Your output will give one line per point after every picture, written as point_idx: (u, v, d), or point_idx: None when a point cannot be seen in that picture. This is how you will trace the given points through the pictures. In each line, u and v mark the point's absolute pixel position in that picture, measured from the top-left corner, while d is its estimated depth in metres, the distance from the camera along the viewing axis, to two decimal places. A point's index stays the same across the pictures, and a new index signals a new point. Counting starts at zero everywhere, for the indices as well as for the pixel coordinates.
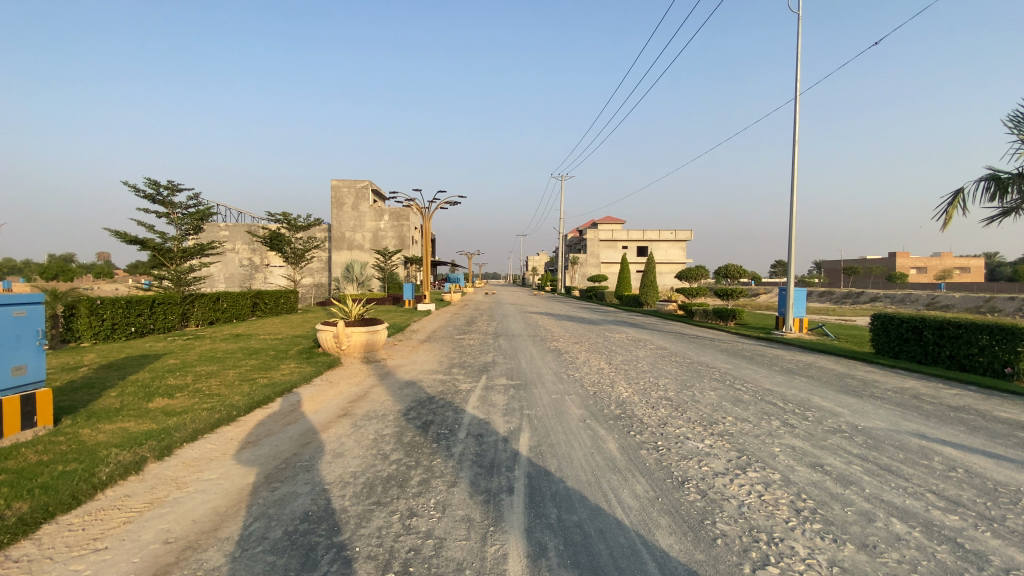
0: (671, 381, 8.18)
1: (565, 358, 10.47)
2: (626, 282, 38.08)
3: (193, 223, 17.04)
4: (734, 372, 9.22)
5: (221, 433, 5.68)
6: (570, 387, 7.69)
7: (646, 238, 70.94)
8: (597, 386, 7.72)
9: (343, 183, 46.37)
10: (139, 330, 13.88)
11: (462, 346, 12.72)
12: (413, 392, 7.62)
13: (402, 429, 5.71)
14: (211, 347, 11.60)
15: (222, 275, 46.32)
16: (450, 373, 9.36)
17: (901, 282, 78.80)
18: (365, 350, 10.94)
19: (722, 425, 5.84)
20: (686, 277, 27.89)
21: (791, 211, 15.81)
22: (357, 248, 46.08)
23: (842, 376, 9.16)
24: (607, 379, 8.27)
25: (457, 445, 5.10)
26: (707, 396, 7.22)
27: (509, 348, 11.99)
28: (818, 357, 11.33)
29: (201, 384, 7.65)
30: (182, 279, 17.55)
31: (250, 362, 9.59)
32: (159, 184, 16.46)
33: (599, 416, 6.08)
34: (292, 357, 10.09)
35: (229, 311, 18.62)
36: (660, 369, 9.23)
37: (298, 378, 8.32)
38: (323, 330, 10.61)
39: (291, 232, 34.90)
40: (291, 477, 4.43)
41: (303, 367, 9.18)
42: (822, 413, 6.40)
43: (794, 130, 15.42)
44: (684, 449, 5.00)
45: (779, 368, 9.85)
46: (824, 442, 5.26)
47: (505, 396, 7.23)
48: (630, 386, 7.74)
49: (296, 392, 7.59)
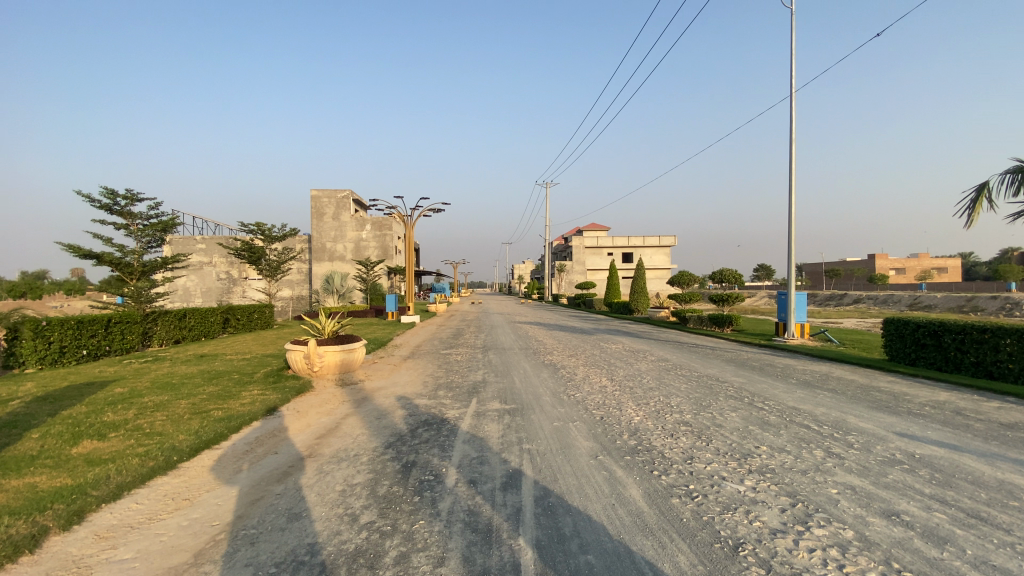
0: (685, 400, 7.28)
1: (562, 374, 9.54)
2: (615, 289, 37.38)
3: (156, 235, 15.69)
4: (750, 387, 8.31)
5: (153, 487, 4.61)
6: (573, 412, 6.72)
7: (632, 244, 70.75)
8: (603, 409, 6.79)
9: (324, 194, 45.25)
10: (93, 354, 12.59)
11: (448, 363, 11.71)
12: (392, 422, 6.59)
13: (378, 475, 4.69)
14: (168, 372, 10.41)
15: (198, 290, 44.67)
16: (435, 396, 8.32)
17: (881, 283, 79.94)
18: (340, 371, 9.87)
19: (758, 458, 4.94)
20: (677, 282, 27.27)
21: (789, 212, 15.16)
22: (339, 259, 44.75)
23: (868, 389, 8.34)
24: (613, 400, 7.31)
25: (445, 499, 4.10)
26: (730, 419, 6.31)
27: (499, 365, 10.99)
28: (832, 366, 10.53)
29: (144, 420, 6.52)
30: (146, 296, 16.18)
31: (208, 389, 8.45)
32: (117, 194, 15.18)
33: (612, 450, 5.14)
34: (257, 382, 8.98)
35: (196, 329, 17.30)
36: (669, 386, 8.31)
37: (260, 409, 7.25)
38: (292, 351, 9.51)
39: (268, 243, 33.56)
40: (228, 556, 3.38)
41: (268, 395, 8.08)
42: (867, 438, 5.55)
43: (792, 127, 14.79)
44: (724, 495, 4.09)
45: (797, 380, 9.00)
46: (885, 480, 4.40)
47: (499, 425, 6.26)
48: (640, 409, 6.82)
49: (256, 427, 6.52)
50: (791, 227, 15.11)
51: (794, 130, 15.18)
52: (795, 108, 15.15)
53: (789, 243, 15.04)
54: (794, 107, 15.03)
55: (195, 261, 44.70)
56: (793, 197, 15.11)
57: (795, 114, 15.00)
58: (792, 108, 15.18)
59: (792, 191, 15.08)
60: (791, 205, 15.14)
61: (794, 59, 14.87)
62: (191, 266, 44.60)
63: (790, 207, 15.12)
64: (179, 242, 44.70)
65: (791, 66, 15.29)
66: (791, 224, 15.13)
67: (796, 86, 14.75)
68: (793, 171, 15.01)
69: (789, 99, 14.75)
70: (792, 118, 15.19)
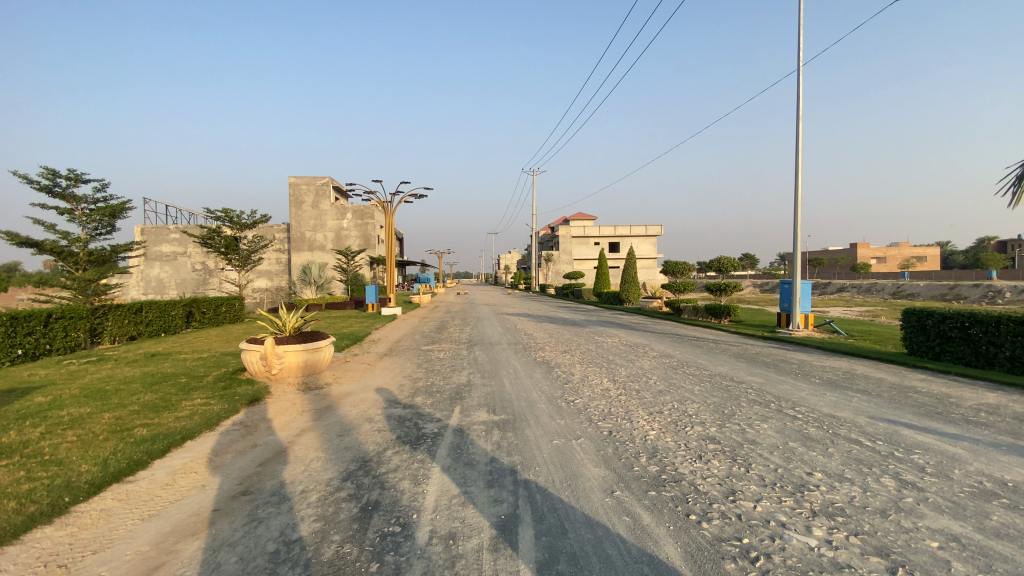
0: (704, 407, 6.22)
1: (557, 374, 8.44)
2: (604, 278, 36.44)
3: (104, 221, 14.15)
4: (773, 389, 7.28)
5: (20, 551, 3.40)
6: (575, 425, 5.61)
7: (618, 233, 70.00)
8: (611, 421, 5.70)
9: (302, 180, 43.48)
10: (30, 354, 11.15)
11: (429, 361, 10.54)
12: (357, 441, 5.41)
13: (328, 526, 3.53)
14: (107, 375, 9.07)
15: (173, 281, 42.88)
16: (412, 403, 7.16)
17: (864, 271, 80.51)
18: (304, 374, 8.64)
19: (817, 493, 3.90)
20: (669, 271, 26.36)
21: (794, 197, 14.20)
22: (318, 249, 43.10)
23: (904, 390, 7.37)
24: (622, 408, 6.22)
25: (415, 567, 2.97)
26: (766, 434, 5.25)
27: (486, 363, 9.85)
28: (851, 362, 9.60)
29: (45, 443, 5.25)
30: (96, 288, 14.70)
31: (143, 398, 7.17)
32: (58, 174, 13.60)
33: (632, 483, 4.04)
34: (203, 389, 7.71)
35: (155, 324, 15.82)
36: (681, 388, 7.25)
37: (199, 423, 6.05)
38: (247, 352, 8.26)
39: (238, 231, 31.95)
40: None
41: (212, 404, 6.85)
42: (939, 462, 4.52)
43: (798, 104, 13.74)
44: (795, 555, 3.02)
45: (821, 380, 8.00)
46: (994, 524, 3.37)
47: (489, 443, 5.13)
48: (655, 420, 5.74)
49: (189, 450, 5.30)
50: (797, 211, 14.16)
51: (800, 108, 14.12)
52: (801, 83, 14.04)
53: (795, 228, 14.07)
54: (801, 82, 13.91)
55: (169, 252, 42.77)
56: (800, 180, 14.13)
57: (802, 90, 13.95)
58: (799, 83, 14.07)
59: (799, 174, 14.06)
60: (797, 188, 14.19)
61: (801, 31, 13.97)
62: (164, 257, 42.67)
63: (796, 190, 14.17)
64: (151, 232, 42.70)
65: (799, 37, 14.26)
66: (795, 208, 14.19)
67: (803, 60, 13.82)
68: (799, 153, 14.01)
69: (797, 73, 13.79)
70: (798, 93, 14.11)
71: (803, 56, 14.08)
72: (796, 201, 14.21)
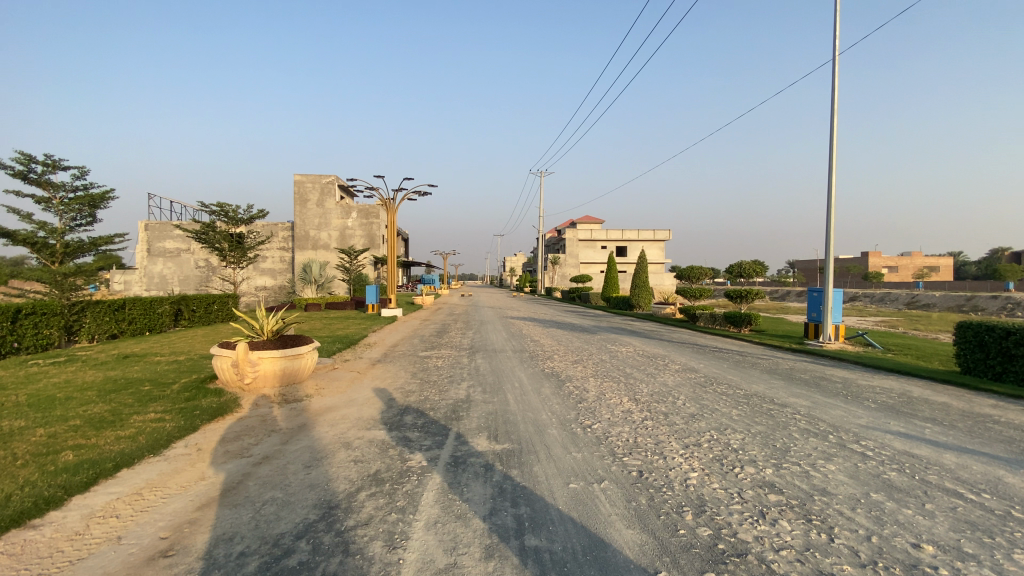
0: (752, 440, 5.14)
1: (569, 391, 7.38)
2: (613, 284, 35.36)
3: (84, 210, 13.26)
4: (825, 416, 6.18)
5: None
6: (595, 461, 4.56)
7: (627, 237, 68.96)
8: (640, 457, 4.64)
9: (308, 178, 42.73)
10: None
11: (426, 370, 9.52)
12: (327, 476, 4.37)
13: None
14: (66, 380, 8.05)
15: (175, 277, 42.12)
16: (400, 422, 6.13)
17: (876, 280, 79.08)
18: (282, 383, 7.66)
19: None
20: (683, 276, 25.20)
21: (827, 199, 13.04)
22: (323, 249, 42.30)
23: (979, 419, 6.24)
24: (651, 438, 5.15)
25: None
26: (838, 482, 4.18)
27: (489, 374, 8.80)
28: (902, 382, 8.48)
29: None
30: (71, 282, 13.64)
31: (91, 409, 6.13)
32: (32, 159, 12.71)
33: (683, 559, 2.98)
34: (163, 400, 6.68)
35: (139, 321, 14.88)
36: (717, 412, 6.18)
37: (143, 444, 5.02)
38: (217, 357, 7.29)
39: (234, 226, 31.07)
40: None
41: (165, 419, 5.83)
42: None
43: (833, 96, 12.57)
44: None
45: (876, 405, 6.90)
46: None
47: (490, 484, 4.09)
48: (694, 457, 4.67)
49: (118, 484, 4.24)
50: (831, 213, 13.05)
51: (835, 102, 12.99)
52: (837, 73, 12.86)
53: (829, 231, 12.96)
54: (837, 73, 12.72)
55: (172, 248, 42.10)
56: (833, 180, 12.97)
57: (838, 82, 12.91)
58: (833, 74, 12.87)
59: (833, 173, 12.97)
60: (831, 189, 13.04)
61: (838, 18, 12.94)
62: (167, 253, 41.95)
63: (832, 190, 13.04)
64: (155, 228, 42.06)
65: (835, 26, 13.24)
66: (828, 212, 13.06)
67: (839, 49, 12.81)
68: (833, 150, 12.88)
69: (832, 63, 12.79)
70: (832, 85, 12.94)
71: (840, 45, 12.89)
72: (830, 202, 13.04)
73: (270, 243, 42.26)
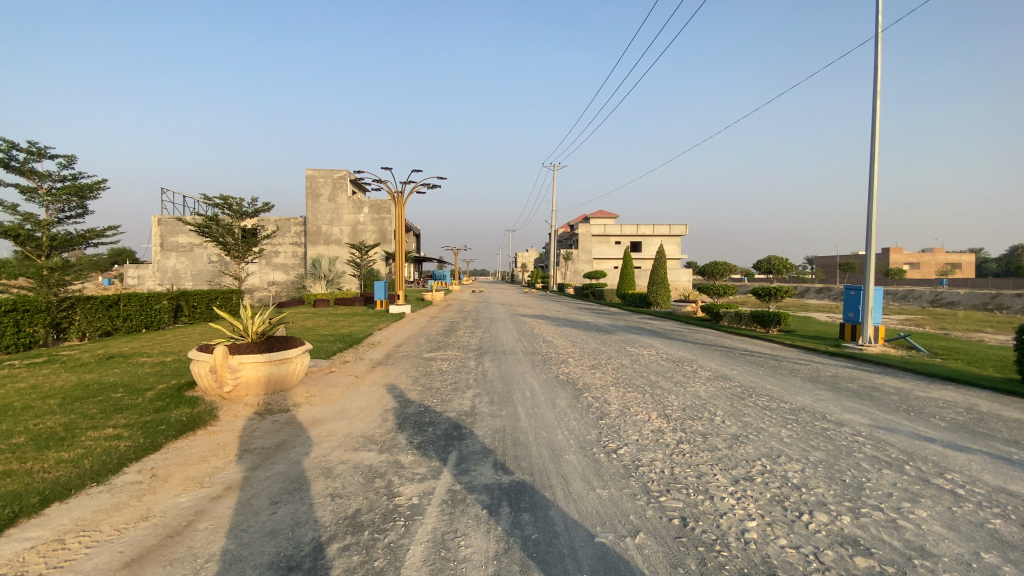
0: (815, 474, 4.21)
1: (589, 403, 6.47)
2: (629, 280, 34.32)
3: (72, 201, 12.66)
4: (892, 439, 5.23)
5: None
6: (624, 502, 3.67)
7: (642, 233, 67.73)
8: (680, 498, 3.74)
9: (320, 173, 42.12)
10: None
11: (430, 375, 8.67)
12: (292, 519, 3.54)
13: None
14: (35, 385, 7.35)
15: (188, 273, 41.93)
16: (393, 441, 5.28)
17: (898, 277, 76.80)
18: (267, 392, 6.87)
19: None
20: (705, 273, 24.09)
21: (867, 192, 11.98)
22: (334, 243, 41.77)
23: None
24: (691, 470, 4.24)
25: None
26: (937, 537, 3.26)
27: (498, 381, 7.93)
28: (965, 394, 7.47)
29: None
30: (58, 277, 13.06)
31: (42, 423, 5.35)
32: (15, 147, 12.09)
33: None
34: (130, 411, 5.92)
35: (135, 318, 14.29)
36: (766, 434, 5.23)
37: (85, 470, 4.23)
38: (195, 363, 6.54)
39: (238, 220, 30.54)
40: None
41: (123, 437, 5.05)
42: None
43: (876, 78, 11.55)
44: None
45: (947, 423, 5.91)
46: None
47: (492, 536, 3.22)
48: (748, 497, 3.75)
49: (39, 526, 3.43)
50: (872, 205, 11.99)
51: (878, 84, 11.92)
52: (879, 54, 11.74)
53: (869, 224, 11.90)
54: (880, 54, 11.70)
55: (185, 243, 41.87)
56: (875, 170, 11.92)
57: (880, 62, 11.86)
58: (875, 54, 11.74)
59: (875, 160, 11.93)
60: (872, 179, 11.98)
61: None
62: (180, 248, 41.77)
63: (873, 180, 11.97)
64: (168, 223, 41.87)
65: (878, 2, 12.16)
66: (869, 204, 12.01)
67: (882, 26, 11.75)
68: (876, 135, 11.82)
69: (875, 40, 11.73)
70: (875, 65, 11.87)
71: (882, 23, 11.84)
72: (870, 195, 11.96)
73: (280, 238, 41.81)
